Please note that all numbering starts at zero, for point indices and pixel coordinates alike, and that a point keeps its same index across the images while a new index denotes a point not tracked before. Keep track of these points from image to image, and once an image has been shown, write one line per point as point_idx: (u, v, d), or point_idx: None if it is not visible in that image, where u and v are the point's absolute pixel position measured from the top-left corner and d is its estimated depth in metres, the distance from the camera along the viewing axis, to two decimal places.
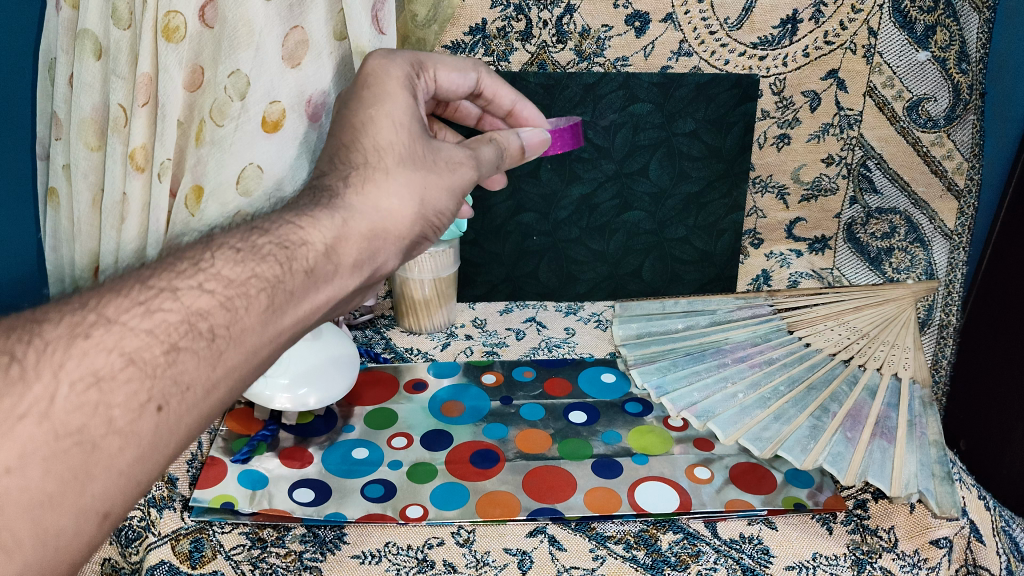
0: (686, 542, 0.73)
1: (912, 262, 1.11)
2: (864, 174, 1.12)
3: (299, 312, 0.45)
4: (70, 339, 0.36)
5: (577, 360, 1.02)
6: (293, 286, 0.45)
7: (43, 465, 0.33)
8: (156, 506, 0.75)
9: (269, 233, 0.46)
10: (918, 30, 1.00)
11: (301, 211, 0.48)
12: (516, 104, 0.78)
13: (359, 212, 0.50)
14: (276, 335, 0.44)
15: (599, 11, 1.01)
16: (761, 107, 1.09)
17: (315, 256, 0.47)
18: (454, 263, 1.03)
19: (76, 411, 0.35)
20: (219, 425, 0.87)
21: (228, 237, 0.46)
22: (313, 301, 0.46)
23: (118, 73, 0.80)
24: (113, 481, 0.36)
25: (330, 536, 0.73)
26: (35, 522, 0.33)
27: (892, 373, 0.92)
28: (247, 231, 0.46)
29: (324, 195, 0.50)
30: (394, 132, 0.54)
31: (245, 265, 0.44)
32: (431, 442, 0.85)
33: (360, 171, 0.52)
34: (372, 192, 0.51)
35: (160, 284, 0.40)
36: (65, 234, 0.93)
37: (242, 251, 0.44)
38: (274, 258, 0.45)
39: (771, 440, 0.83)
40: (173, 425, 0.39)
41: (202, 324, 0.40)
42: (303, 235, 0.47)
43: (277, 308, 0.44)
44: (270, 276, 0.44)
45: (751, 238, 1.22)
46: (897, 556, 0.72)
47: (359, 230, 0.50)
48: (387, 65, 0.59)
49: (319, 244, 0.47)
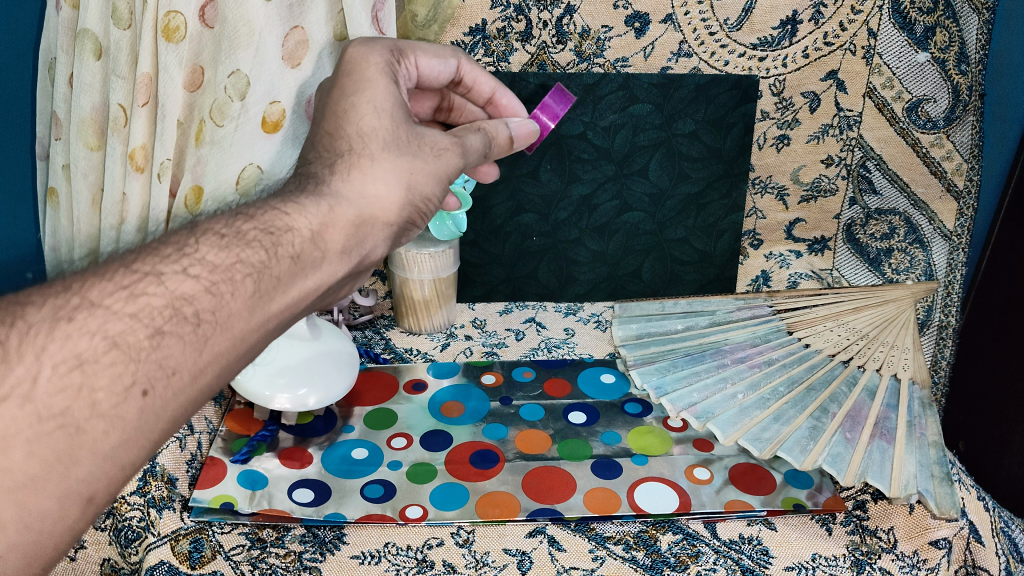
0: (686, 543, 0.73)
1: (911, 263, 1.12)
2: (864, 175, 1.13)
3: (287, 299, 0.45)
4: (54, 322, 0.36)
5: (577, 361, 1.02)
6: (280, 272, 0.44)
7: (26, 447, 0.34)
8: (156, 505, 0.75)
9: (253, 219, 0.46)
10: (918, 31, 1.00)
11: (288, 197, 0.48)
12: (497, 90, 0.78)
13: (347, 199, 0.49)
14: (263, 322, 0.44)
15: (599, 11, 1.01)
16: (761, 107, 1.09)
17: (301, 243, 0.46)
18: (454, 263, 1.03)
19: (60, 394, 0.35)
20: (219, 425, 0.87)
21: (213, 223, 0.46)
22: (301, 289, 0.46)
23: (117, 73, 0.79)
24: (97, 465, 0.36)
25: (330, 536, 0.73)
26: (18, 504, 0.34)
27: (892, 374, 0.93)
28: (231, 217, 0.46)
29: (310, 182, 0.50)
30: (376, 117, 0.54)
31: (230, 250, 0.43)
32: (431, 442, 0.85)
33: (344, 158, 0.51)
34: (357, 178, 0.51)
35: (144, 269, 0.40)
36: (65, 236, 0.93)
37: (227, 238, 0.44)
38: (259, 244, 0.44)
39: (771, 440, 0.83)
40: (160, 411, 0.38)
41: (187, 309, 0.40)
42: (288, 221, 0.46)
43: (264, 293, 0.43)
44: (256, 262, 0.43)
45: (751, 238, 1.22)
46: (897, 556, 0.72)
47: (347, 217, 0.49)
48: (368, 52, 0.59)
49: (305, 230, 0.46)
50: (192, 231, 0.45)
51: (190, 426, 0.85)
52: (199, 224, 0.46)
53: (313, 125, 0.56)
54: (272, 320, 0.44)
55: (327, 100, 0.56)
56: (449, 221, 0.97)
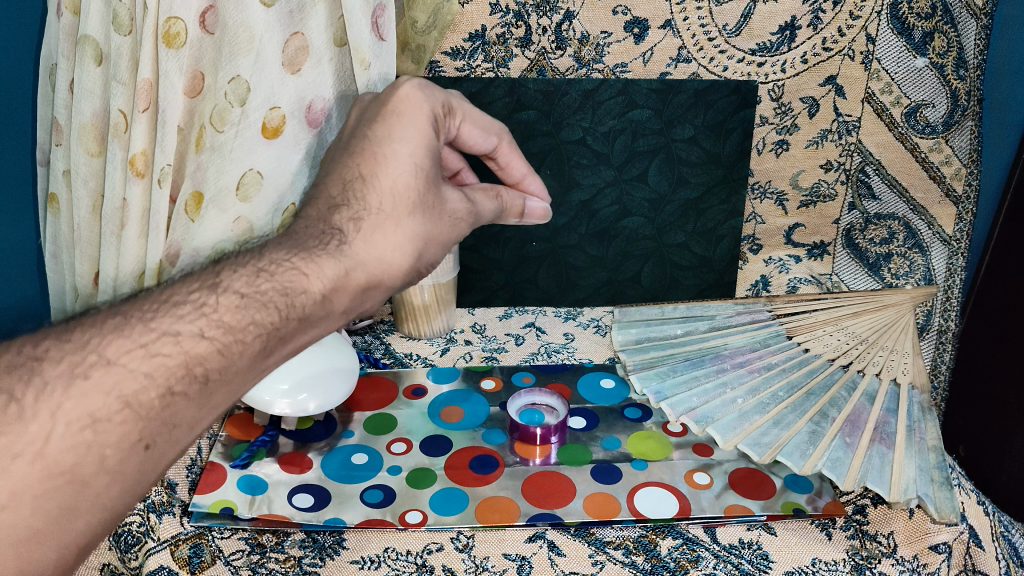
0: (686, 548, 0.73)
1: (911, 268, 1.11)
2: (863, 180, 1.13)
3: (285, 351, 0.50)
4: (70, 379, 0.40)
5: (577, 366, 1.02)
6: (287, 331, 0.49)
7: (32, 502, 0.37)
8: (156, 511, 0.75)
9: (273, 277, 0.49)
10: (916, 37, 1.01)
11: (308, 254, 0.52)
12: (526, 177, 0.76)
13: (365, 263, 0.54)
14: (260, 372, 0.49)
15: (598, 18, 1.01)
16: (760, 113, 1.09)
17: (311, 304, 0.50)
18: (454, 269, 1.04)
19: (69, 451, 0.39)
20: (219, 430, 0.87)
21: (234, 278, 0.48)
22: (299, 341, 0.51)
23: (118, 78, 0.80)
24: (96, 515, 0.41)
25: (330, 541, 0.73)
26: (17, 553, 0.37)
27: (892, 378, 0.92)
28: (252, 273, 0.49)
29: (332, 240, 0.53)
30: (412, 176, 0.57)
31: (247, 311, 0.47)
32: (431, 447, 0.85)
33: (371, 216, 0.55)
34: (379, 241, 0.55)
35: (161, 327, 0.44)
36: (66, 240, 0.94)
37: (246, 298, 0.48)
38: (274, 306, 0.48)
39: (770, 444, 0.83)
40: (157, 461, 0.43)
41: (197, 369, 0.44)
42: (305, 283, 0.50)
43: (267, 350, 0.48)
44: (268, 324, 0.48)
45: (751, 243, 1.22)
46: (897, 561, 0.72)
47: (358, 281, 0.53)
48: (421, 96, 0.60)
49: (317, 292, 0.51)
50: (214, 283, 0.48)
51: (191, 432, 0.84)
52: (220, 276, 0.49)
53: (342, 149, 0.59)
54: (269, 366, 0.50)
55: (368, 132, 0.58)
56: None
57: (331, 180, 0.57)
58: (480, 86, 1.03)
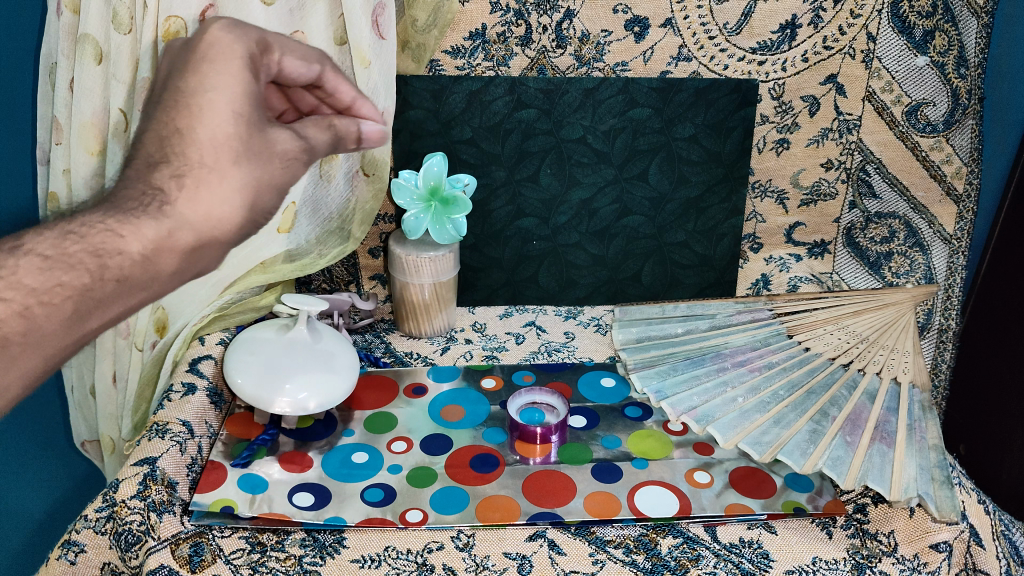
0: (686, 546, 0.73)
1: (912, 266, 1.12)
2: (864, 178, 1.12)
3: (107, 317, 0.44)
4: None
5: (577, 365, 1.02)
6: (103, 294, 0.43)
7: None
8: (156, 510, 0.74)
9: (82, 239, 0.43)
10: (917, 35, 1.02)
11: (125, 213, 0.45)
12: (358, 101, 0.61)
13: (190, 222, 0.46)
14: (83, 338, 0.43)
15: (598, 15, 1.01)
16: (760, 112, 1.08)
17: (131, 266, 0.44)
18: (454, 267, 1.03)
19: None
20: (218, 429, 0.86)
21: (36, 241, 0.43)
22: (125, 306, 0.44)
23: (119, 78, 0.81)
24: None
25: (330, 540, 0.73)
26: None
27: (892, 377, 0.92)
28: (59, 235, 0.43)
29: (150, 197, 0.45)
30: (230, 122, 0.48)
31: (49, 274, 0.41)
32: (431, 446, 0.85)
33: (194, 170, 0.47)
34: (205, 198, 0.47)
35: None
36: None
37: (48, 259, 0.42)
38: (84, 267, 0.42)
39: (770, 444, 0.83)
40: None
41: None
42: (120, 244, 0.43)
43: (83, 314, 0.42)
44: (77, 286, 0.42)
45: (751, 242, 1.19)
46: (897, 560, 0.72)
47: (186, 241, 0.46)
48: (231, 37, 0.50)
49: (137, 253, 0.44)
50: (15, 247, 0.42)
51: (191, 431, 0.83)
52: (23, 240, 0.43)
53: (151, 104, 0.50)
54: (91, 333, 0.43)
55: (176, 81, 0.49)
56: (449, 225, 0.98)
57: (146, 136, 0.48)
58: (480, 84, 1.03)
